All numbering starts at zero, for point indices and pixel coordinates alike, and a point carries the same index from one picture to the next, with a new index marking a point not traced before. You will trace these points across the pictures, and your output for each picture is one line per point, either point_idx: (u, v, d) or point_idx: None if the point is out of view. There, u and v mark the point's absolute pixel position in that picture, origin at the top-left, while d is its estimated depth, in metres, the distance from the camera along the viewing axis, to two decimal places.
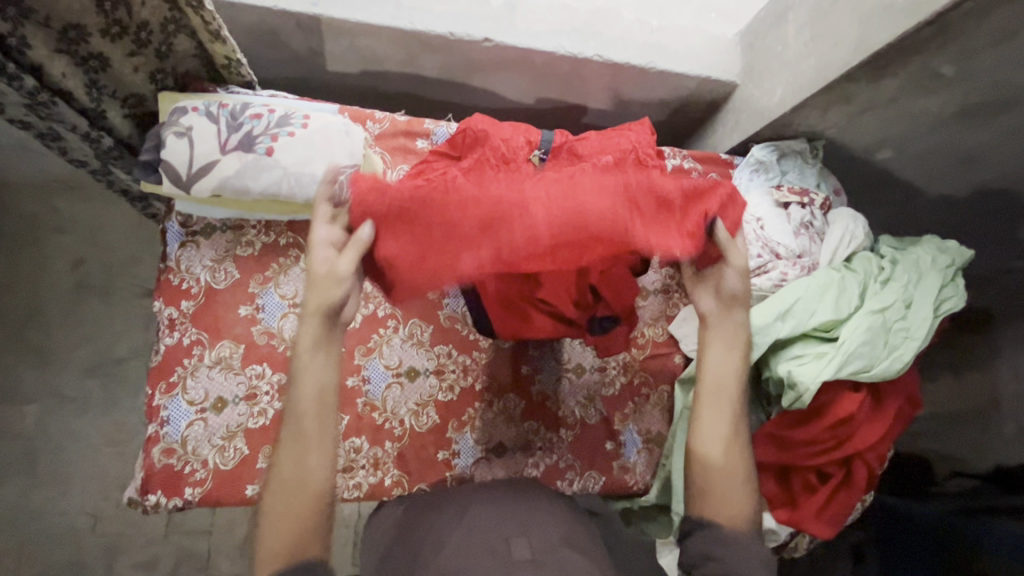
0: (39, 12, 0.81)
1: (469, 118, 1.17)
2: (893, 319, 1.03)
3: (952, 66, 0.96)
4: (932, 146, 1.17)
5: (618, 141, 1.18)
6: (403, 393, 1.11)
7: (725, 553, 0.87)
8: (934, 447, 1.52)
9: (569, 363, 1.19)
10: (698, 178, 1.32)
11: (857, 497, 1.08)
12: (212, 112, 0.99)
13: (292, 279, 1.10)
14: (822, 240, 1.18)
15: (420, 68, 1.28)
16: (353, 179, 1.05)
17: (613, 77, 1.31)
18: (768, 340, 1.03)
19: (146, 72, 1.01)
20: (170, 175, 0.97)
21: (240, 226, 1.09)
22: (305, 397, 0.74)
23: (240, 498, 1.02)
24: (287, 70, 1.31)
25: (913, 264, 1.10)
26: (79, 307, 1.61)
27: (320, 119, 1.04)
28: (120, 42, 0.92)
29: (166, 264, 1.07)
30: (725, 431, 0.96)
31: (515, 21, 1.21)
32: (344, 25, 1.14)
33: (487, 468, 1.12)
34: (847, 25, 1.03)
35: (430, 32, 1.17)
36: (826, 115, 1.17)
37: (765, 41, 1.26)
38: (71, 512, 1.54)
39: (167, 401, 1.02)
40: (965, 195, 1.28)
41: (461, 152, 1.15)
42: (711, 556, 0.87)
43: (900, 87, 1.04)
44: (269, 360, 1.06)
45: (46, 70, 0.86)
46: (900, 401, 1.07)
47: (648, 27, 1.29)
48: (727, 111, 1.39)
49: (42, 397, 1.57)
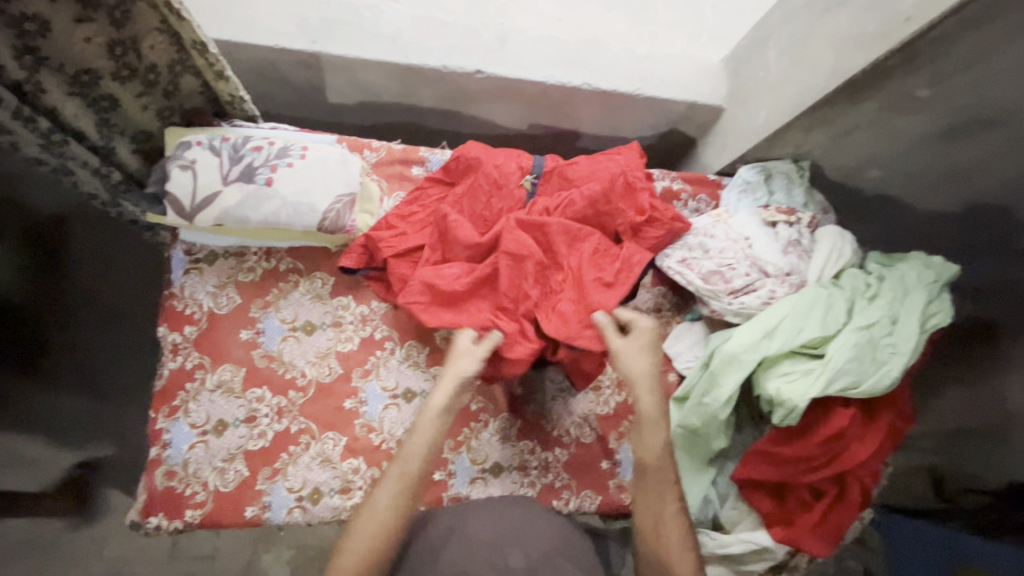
0: (53, 58, 0.87)
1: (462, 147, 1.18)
2: (880, 335, 1.04)
3: (927, 89, 0.99)
4: (916, 164, 1.20)
5: (607, 165, 1.21)
6: (400, 414, 1.12)
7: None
8: (941, 460, 1.53)
9: (564, 384, 1.21)
10: (687, 200, 1.35)
11: (854, 514, 1.08)
12: (215, 145, 1.04)
13: (292, 304, 1.13)
14: (811, 257, 1.20)
15: (416, 99, 1.33)
16: (349, 207, 1.10)
17: (603, 103, 1.35)
18: (757, 358, 1.05)
19: (155, 110, 1.06)
20: (175, 207, 1.01)
21: (242, 253, 1.13)
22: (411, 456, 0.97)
23: (240, 520, 1.03)
24: (290, 103, 1.37)
25: (900, 280, 1.11)
26: (88, 333, 1.65)
27: (317, 150, 1.08)
28: (130, 83, 0.98)
29: (171, 291, 1.11)
30: (661, 502, 0.99)
31: (507, 53, 1.27)
32: (342, 60, 1.20)
33: (484, 487, 1.13)
34: (825, 51, 1.08)
35: (425, 65, 1.22)
36: (810, 136, 1.21)
37: (749, 66, 1.30)
38: (79, 537, 1.56)
39: (170, 425, 1.04)
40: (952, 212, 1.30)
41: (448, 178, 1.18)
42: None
43: (879, 109, 1.08)
44: (269, 383, 1.09)
45: (59, 112, 0.91)
46: (891, 416, 1.07)
47: (635, 55, 1.34)
48: (715, 133, 1.43)
49: (52, 422, 1.60)
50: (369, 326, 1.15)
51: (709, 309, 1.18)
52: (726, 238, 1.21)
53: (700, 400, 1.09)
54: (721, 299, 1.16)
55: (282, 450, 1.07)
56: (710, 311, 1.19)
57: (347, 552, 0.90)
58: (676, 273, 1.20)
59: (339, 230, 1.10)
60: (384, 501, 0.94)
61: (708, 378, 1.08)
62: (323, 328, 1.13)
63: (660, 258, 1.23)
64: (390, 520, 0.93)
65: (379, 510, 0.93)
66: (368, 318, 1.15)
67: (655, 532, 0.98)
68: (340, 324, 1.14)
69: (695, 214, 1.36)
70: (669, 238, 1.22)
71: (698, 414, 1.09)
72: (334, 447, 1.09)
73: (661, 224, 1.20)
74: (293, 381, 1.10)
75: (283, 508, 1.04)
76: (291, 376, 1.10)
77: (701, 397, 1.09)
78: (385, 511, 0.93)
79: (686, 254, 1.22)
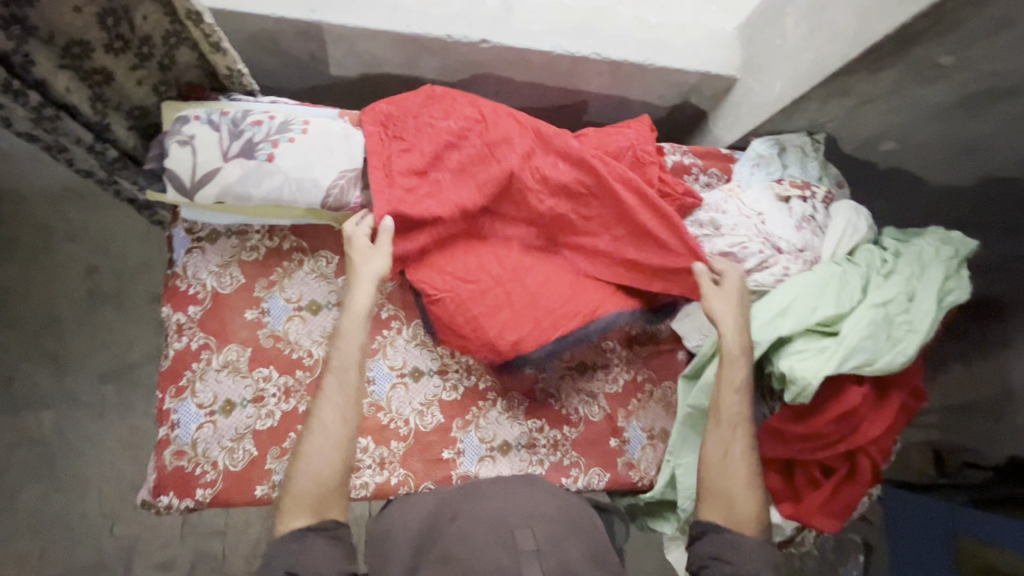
0: (42, 28, 0.83)
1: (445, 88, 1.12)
2: (896, 312, 1.02)
3: (951, 56, 0.95)
4: (934, 136, 1.16)
5: (616, 138, 1.19)
6: (408, 393, 1.11)
7: (735, 556, 0.95)
8: (943, 437, 1.55)
9: (572, 362, 1.19)
10: (699, 174, 1.31)
11: (863, 490, 1.07)
12: (214, 120, 1.01)
13: (297, 283, 1.11)
14: (824, 234, 1.18)
15: (419, 70, 1.29)
16: (354, 183, 1.06)
17: (612, 74, 1.30)
18: (770, 337, 1.03)
19: (151, 85, 1.03)
20: (174, 183, 0.99)
21: (245, 231, 1.11)
22: (349, 360, 0.97)
23: (250, 499, 1.03)
24: (289, 76, 1.32)
25: (916, 257, 1.09)
26: (92, 314, 1.64)
27: (319, 124, 1.05)
28: (124, 57, 0.94)
29: (173, 271, 1.09)
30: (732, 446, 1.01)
31: (512, 21, 1.22)
32: (342, 30, 1.15)
33: (492, 465, 1.13)
34: (845, 17, 1.03)
35: (428, 35, 1.17)
36: (827, 107, 1.17)
37: (764, 34, 1.25)
38: (90, 515, 1.57)
39: (177, 405, 1.04)
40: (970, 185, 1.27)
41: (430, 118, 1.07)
42: (720, 557, 0.96)
43: (899, 78, 1.03)
44: (276, 363, 1.08)
45: (51, 85, 0.88)
46: (903, 395, 1.06)
47: (646, 23, 1.29)
48: (727, 106, 1.39)
49: (58, 403, 1.60)
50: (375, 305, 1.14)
51: None
52: (738, 214, 1.18)
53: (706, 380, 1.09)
54: None
55: (290, 429, 1.06)
56: None
57: (297, 479, 0.91)
58: None
59: (343, 208, 1.06)
60: (330, 414, 0.94)
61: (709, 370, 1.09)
62: (329, 307, 1.12)
63: None
64: (341, 431, 0.95)
65: (327, 425, 0.94)
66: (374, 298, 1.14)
67: (721, 479, 1.00)
68: None
69: (706, 189, 1.32)
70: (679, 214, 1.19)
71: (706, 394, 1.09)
72: None
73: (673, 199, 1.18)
74: (300, 360, 1.09)
75: None
76: (298, 356, 1.09)
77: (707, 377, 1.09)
78: (335, 427, 0.94)
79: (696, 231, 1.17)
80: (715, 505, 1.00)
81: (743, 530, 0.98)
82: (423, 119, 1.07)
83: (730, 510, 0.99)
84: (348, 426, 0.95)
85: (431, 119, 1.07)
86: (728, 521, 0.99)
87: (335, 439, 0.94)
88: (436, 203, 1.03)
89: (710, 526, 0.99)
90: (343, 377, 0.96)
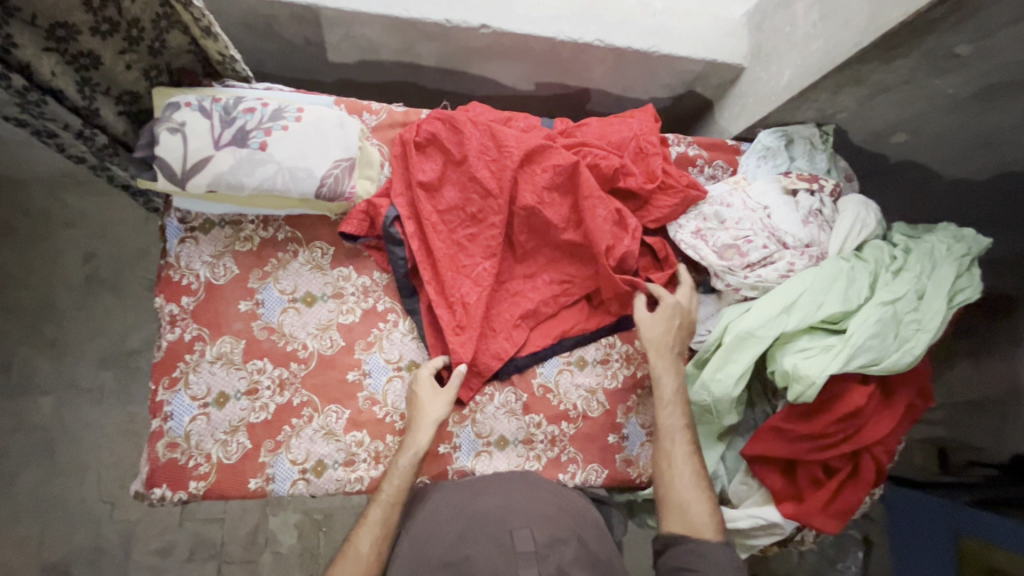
0: (25, 10, 0.80)
1: (416, 113, 1.17)
2: (904, 310, 1.00)
3: (969, 45, 0.92)
4: (948, 128, 1.13)
5: (619, 128, 1.17)
6: (403, 387, 1.10)
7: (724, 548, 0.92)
8: (950, 435, 1.53)
9: (571, 356, 1.17)
10: (704, 166, 1.27)
11: (865, 491, 1.05)
12: (205, 106, 0.98)
13: (291, 274, 1.09)
14: (832, 229, 1.14)
15: (417, 56, 1.25)
16: (349, 173, 1.04)
17: (615, 61, 1.27)
18: (774, 334, 1.01)
19: (141, 69, 1.00)
20: (165, 171, 0.97)
21: (239, 221, 1.09)
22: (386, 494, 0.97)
23: (244, 491, 1.02)
24: (285, 62, 1.30)
25: (927, 253, 1.06)
26: (90, 301, 1.63)
27: (314, 112, 1.03)
28: (111, 40, 0.92)
29: (166, 260, 1.07)
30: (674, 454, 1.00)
31: (514, 6, 1.18)
32: (338, 14, 1.12)
33: (489, 461, 1.12)
34: (859, 3, 0.99)
35: (426, 20, 1.14)
36: (837, 97, 1.13)
37: (773, 21, 1.21)
38: (90, 500, 1.58)
39: (170, 396, 1.03)
40: (983, 178, 1.23)
41: (418, 169, 1.09)
42: (691, 567, 0.90)
43: (914, 67, 1.00)
44: (270, 355, 1.06)
45: (35, 69, 0.85)
46: (910, 394, 1.04)
47: (651, 9, 1.25)
48: (734, 95, 1.35)
49: (57, 389, 1.60)
50: (371, 297, 1.12)
51: (725, 283, 1.12)
52: (744, 207, 1.16)
53: (713, 376, 1.05)
54: (737, 273, 1.10)
55: (285, 422, 1.05)
56: (725, 286, 1.12)
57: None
58: (690, 246, 1.15)
59: (338, 198, 1.04)
60: (366, 546, 0.93)
61: (722, 354, 1.04)
62: (324, 299, 1.10)
63: (673, 228, 1.17)
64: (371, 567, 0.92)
65: (361, 554, 0.92)
66: (370, 290, 1.12)
67: (672, 487, 0.98)
68: (341, 295, 1.11)
69: (711, 181, 1.28)
70: (684, 207, 1.17)
71: (711, 392, 1.05)
72: (336, 421, 1.07)
73: (676, 191, 1.16)
74: (294, 352, 1.07)
75: (286, 480, 1.04)
76: (292, 348, 1.07)
77: (714, 373, 1.04)
78: (368, 557, 0.92)
79: (700, 224, 1.16)
80: (671, 515, 0.96)
81: (702, 537, 0.93)
82: (414, 174, 1.08)
83: (684, 517, 0.95)
84: (370, 556, 0.92)
85: (420, 172, 1.08)
86: (686, 529, 0.94)
87: (363, 569, 0.91)
88: (433, 230, 1.08)
89: (674, 538, 0.94)
90: (388, 513, 0.95)
